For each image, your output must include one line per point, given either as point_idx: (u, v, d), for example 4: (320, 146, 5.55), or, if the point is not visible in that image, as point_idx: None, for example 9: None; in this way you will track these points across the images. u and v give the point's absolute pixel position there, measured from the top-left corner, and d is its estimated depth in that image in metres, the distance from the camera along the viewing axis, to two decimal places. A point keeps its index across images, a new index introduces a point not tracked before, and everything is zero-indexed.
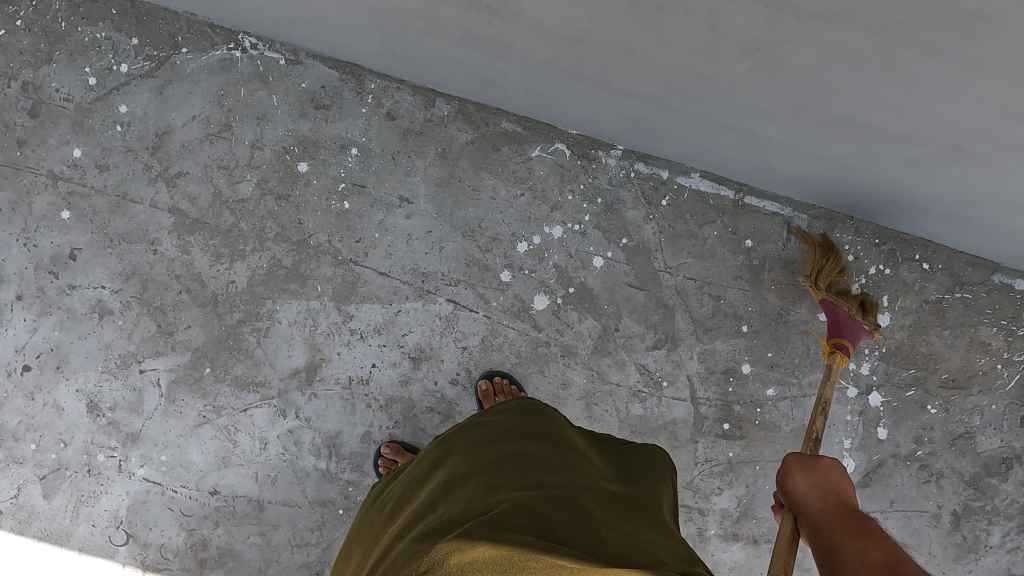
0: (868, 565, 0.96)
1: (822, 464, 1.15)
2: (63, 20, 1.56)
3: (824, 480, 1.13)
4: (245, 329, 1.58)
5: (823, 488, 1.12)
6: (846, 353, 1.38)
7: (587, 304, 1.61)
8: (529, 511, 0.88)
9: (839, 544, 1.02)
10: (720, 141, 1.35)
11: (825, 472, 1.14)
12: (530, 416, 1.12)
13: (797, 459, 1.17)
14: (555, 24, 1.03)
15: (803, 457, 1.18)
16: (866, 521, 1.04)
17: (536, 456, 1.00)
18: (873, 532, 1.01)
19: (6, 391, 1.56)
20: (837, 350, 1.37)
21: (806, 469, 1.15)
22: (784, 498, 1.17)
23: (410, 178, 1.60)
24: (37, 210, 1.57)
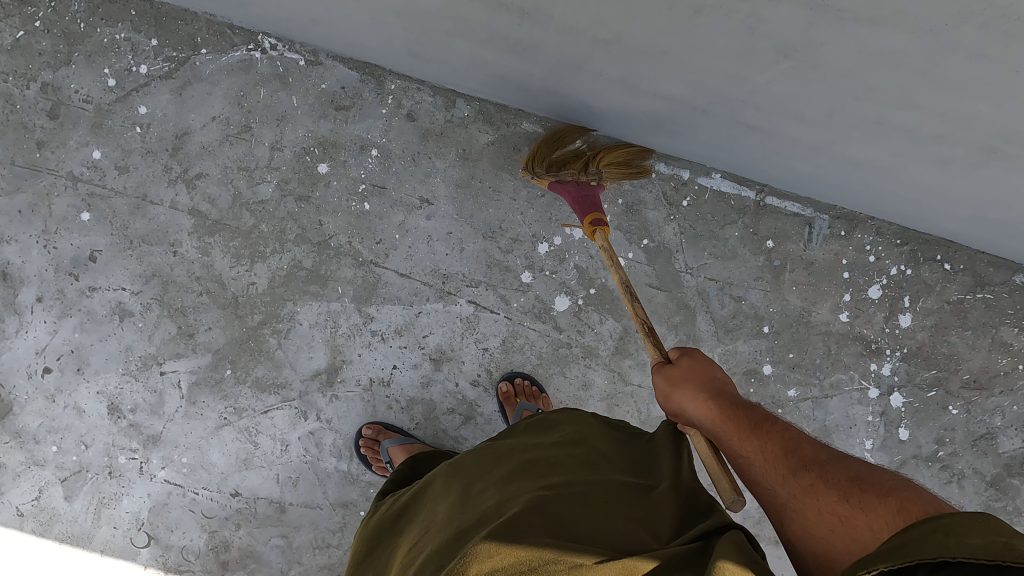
0: (776, 465, 0.81)
1: (688, 372, 0.95)
2: (81, 20, 1.56)
3: (700, 382, 0.94)
4: (265, 331, 1.58)
5: (700, 392, 0.92)
6: (605, 225, 1.34)
7: (609, 305, 1.61)
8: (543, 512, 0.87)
9: (737, 449, 0.86)
10: (743, 142, 1.34)
11: (697, 374, 0.94)
12: (543, 422, 1.11)
13: (665, 372, 0.97)
14: (588, 26, 1.02)
15: (669, 368, 0.98)
16: (757, 411, 0.87)
17: (549, 458, 0.99)
18: (767, 422, 0.85)
19: (27, 393, 1.56)
20: (596, 228, 1.32)
21: (681, 382, 0.95)
22: (670, 412, 0.98)
23: (431, 179, 1.59)
24: (56, 212, 1.56)
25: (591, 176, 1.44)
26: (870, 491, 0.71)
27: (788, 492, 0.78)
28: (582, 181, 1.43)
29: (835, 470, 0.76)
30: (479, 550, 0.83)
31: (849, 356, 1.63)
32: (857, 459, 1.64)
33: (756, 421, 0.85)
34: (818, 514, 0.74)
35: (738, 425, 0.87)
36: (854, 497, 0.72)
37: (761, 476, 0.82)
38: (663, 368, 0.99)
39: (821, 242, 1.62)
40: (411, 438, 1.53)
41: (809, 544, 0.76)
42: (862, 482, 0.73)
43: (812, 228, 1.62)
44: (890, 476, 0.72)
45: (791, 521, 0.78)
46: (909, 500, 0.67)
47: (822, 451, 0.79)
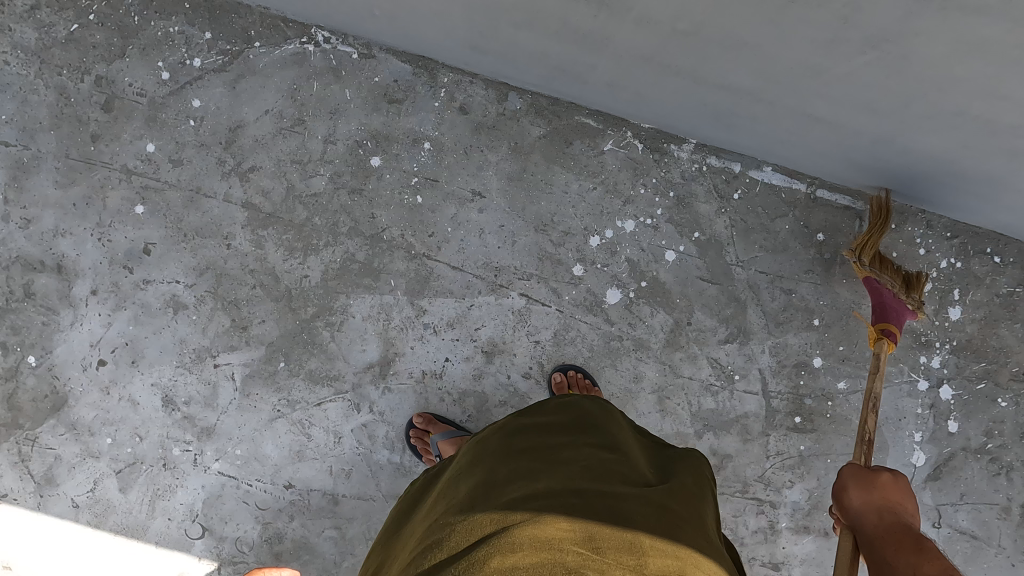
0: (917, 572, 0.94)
1: (879, 479, 1.17)
2: (135, 14, 1.56)
3: (882, 495, 1.15)
4: (318, 324, 1.59)
5: (874, 500, 1.14)
6: (894, 337, 1.35)
7: (660, 298, 1.61)
8: (572, 517, 0.83)
9: (887, 554, 1.02)
10: (805, 135, 1.34)
11: (886, 488, 1.15)
12: (573, 420, 1.08)
13: (853, 470, 1.20)
14: (668, 17, 1.03)
15: (863, 471, 1.20)
16: (919, 535, 1.03)
17: (581, 460, 0.97)
18: (925, 544, 0.99)
19: (82, 385, 1.57)
20: (882, 339, 1.33)
21: (860, 484, 1.17)
22: (842, 514, 1.18)
23: (483, 172, 1.60)
24: (110, 205, 1.57)
25: (911, 299, 1.40)
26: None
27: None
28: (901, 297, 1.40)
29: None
30: (501, 544, 0.80)
31: (899, 348, 1.64)
32: (906, 451, 1.64)
33: (917, 542, 1.01)
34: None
35: (896, 533, 1.05)
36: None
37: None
38: (857, 467, 1.22)
39: None
40: (460, 432, 1.52)
41: None
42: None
43: (862, 221, 1.62)
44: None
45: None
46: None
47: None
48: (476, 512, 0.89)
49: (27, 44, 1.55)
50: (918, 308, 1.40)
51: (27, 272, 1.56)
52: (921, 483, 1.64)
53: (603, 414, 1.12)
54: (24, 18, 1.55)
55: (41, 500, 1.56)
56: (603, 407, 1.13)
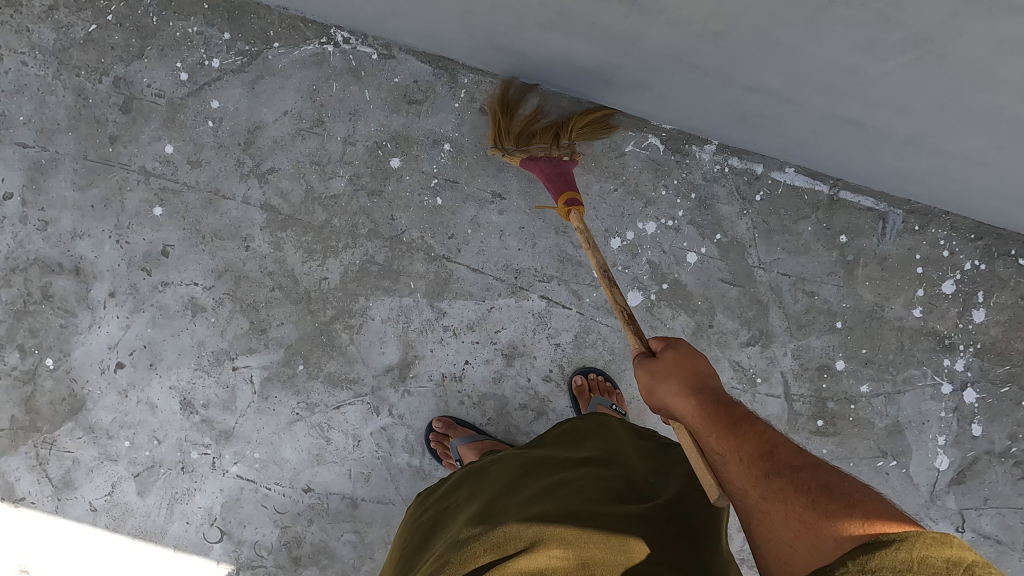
0: (749, 466, 0.80)
1: (668, 358, 0.96)
2: (154, 14, 1.55)
3: (682, 377, 0.93)
4: (337, 327, 1.57)
5: (681, 388, 0.92)
6: (579, 205, 1.34)
7: (681, 300, 1.60)
8: (564, 544, 0.88)
9: (712, 445, 0.85)
10: (831, 135, 1.32)
11: (680, 369, 0.94)
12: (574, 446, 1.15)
13: (648, 367, 0.97)
14: (701, 17, 1.01)
15: (652, 362, 0.98)
16: (734, 410, 0.86)
17: (577, 483, 1.01)
18: (744, 421, 0.84)
19: (100, 388, 1.56)
20: (570, 208, 1.32)
21: (661, 377, 0.95)
22: (654, 407, 0.97)
23: (503, 173, 1.59)
24: (129, 207, 1.56)
25: (562, 151, 1.45)
26: (841, 501, 0.69)
27: (759, 494, 0.77)
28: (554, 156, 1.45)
29: (806, 476, 0.74)
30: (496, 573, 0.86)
31: (922, 351, 1.62)
32: (930, 455, 1.62)
33: (733, 420, 0.85)
34: (781, 518, 0.74)
35: (711, 422, 0.87)
36: (820, 505, 0.71)
37: (734, 475, 0.82)
38: (647, 360, 0.98)
39: (895, 236, 1.61)
40: (481, 436, 1.51)
41: (773, 542, 0.75)
42: (831, 491, 0.71)
43: (885, 223, 1.61)
44: (864, 489, 0.70)
45: (756, 524, 0.77)
46: (875, 514, 0.66)
47: (797, 455, 0.78)
48: (472, 543, 0.94)
49: (45, 45, 1.55)
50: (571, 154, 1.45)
51: (45, 274, 1.55)
52: (945, 488, 1.62)
53: (603, 436, 1.17)
54: (41, 18, 1.54)
55: (59, 503, 1.55)
56: (601, 423, 1.21)
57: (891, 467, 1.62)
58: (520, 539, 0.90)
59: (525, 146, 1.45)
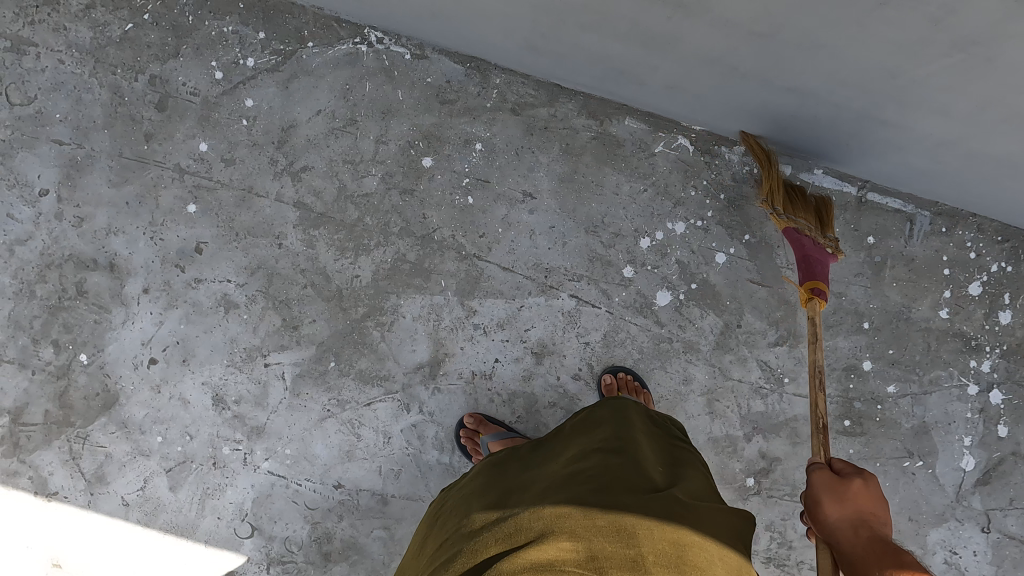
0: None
1: (851, 487, 1.02)
2: (190, 13, 1.57)
3: (857, 509, 0.99)
4: (369, 324, 1.59)
5: (850, 514, 0.98)
6: (824, 297, 1.30)
7: (710, 300, 1.61)
8: (574, 537, 0.90)
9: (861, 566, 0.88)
10: (865, 137, 1.33)
11: (859, 500, 1.00)
12: (586, 427, 1.15)
13: (827, 479, 1.05)
14: (747, 19, 1.03)
15: (832, 479, 1.05)
16: (900, 550, 0.88)
17: (590, 470, 1.02)
18: (910, 562, 0.84)
19: (133, 384, 1.57)
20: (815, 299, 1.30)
21: (834, 496, 1.02)
22: (819, 532, 1.01)
23: (534, 173, 1.60)
24: (163, 204, 1.57)
25: (828, 242, 1.39)
26: None
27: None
28: (820, 243, 1.38)
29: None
30: (505, 566, 0.89)
31: (949, 352, 1.63)
32: (956, 455, 1.63)
33: (896, 555, 0.87)
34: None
35: (876, 551, 0.90)
36: None
37: None
38: (829, 475, 1.06)
39: (922, 238, 1.62)
40: (511, 434, 1.51)
41: None
42: None
43: (913, 225, 1.62)
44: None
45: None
46: None
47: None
48: (484, 530, 0.97)
49: (82, 44, 1.56)
50: (836, 250, 1.39)
51: (79, 270, 1.56)
52: (971, 488, 1.63)
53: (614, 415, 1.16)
54: (79, 17, 1.56)
55: (92, 498, 1.56)
56: (621, 410, 1.17)
57: (918, 467, 1.63)
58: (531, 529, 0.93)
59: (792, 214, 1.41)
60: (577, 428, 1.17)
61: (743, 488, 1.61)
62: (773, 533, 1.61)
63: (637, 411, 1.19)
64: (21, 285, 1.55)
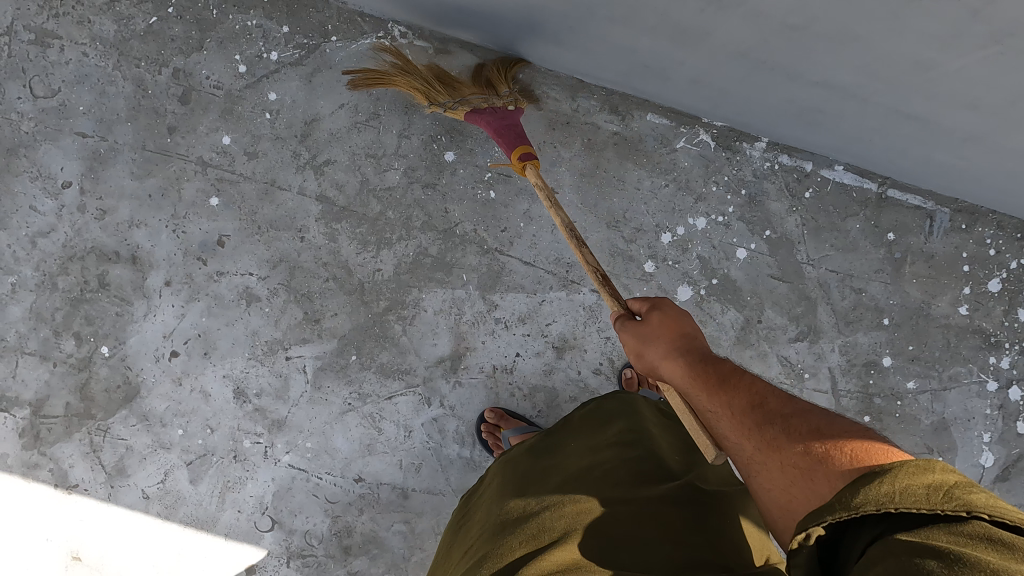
0: (742, 419, 0.78)
1: (654, 322, 0.94)
2: (213, 7, 1.57)
3: (667, 338, 0.92)
4: (390, 317, 1.59)
5: (668, 349, 0.91)
6: (534, 157, 1.28)
7: (731, 295, 1.62)
8: (598, 530, 0.88)
9: (703, 403, 0.85)
10: (891, 132, 1.34)
11: (667, 330, 0.93)
12: (595, 421, 1.13)
13: (636, 329, 0.96)
14: (780, 12, 1.04)
15: (638, 325, 0.96)
16: (721, 365, 0.85)
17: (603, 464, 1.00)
18: (733, 377, 0.83)
19: (154, 376, 1.57)
20: (526, 163, 1.27)
21: (650, 338, 0.94)
22: (647, 372, 0.96)
23: (556, 168, 1.60)
24: (186, 197, 1.57)
25: (505, 100, 1.41)
26: (836, 445, 0.66)
27: (753, 445, 0.75)
28: (499, 106, 1.40)
29: (799, 423, 0.72)
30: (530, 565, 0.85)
31: (968, 349, 1.63)
32: (976, 452, 1.63)
33: (722, 377, 0.84)
34: (774, 466, 0.71)
35: (696, 374, 0.87)
36: (814, 448, 0.68)
37: (728, 433, 0.80)
38: (635, 324, 0.97)
39: (942, 234, 1.63)
40: (531, 428, 1.51)
41: (773, 499, 0.72)
42: (822, 434, 0.69)
43: (933, 222, 1.63)
44: (853, 427, 0.68)
45: (751, 474, 0.75)
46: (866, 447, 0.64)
47: (787, 404, 0.76)
48: (503, 535, 0.93)
49: (106, 36, 1.57)
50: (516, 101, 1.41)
51: (102, 262, 1.56)
52: (990, 485, 1.63)
53: (622, 408, 1.15)
54: (103, 10, 1.56)
55: (112, 490, 1.56)
56: (628, 401, 1.16)
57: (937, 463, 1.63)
58: (554, 529, 0.89)
59: (462, 99, 1.43)
60: (584, 423, 1.15)
61: None
62: None
63: (645, 404, 1.18)
64: (43, 277, 1.55)
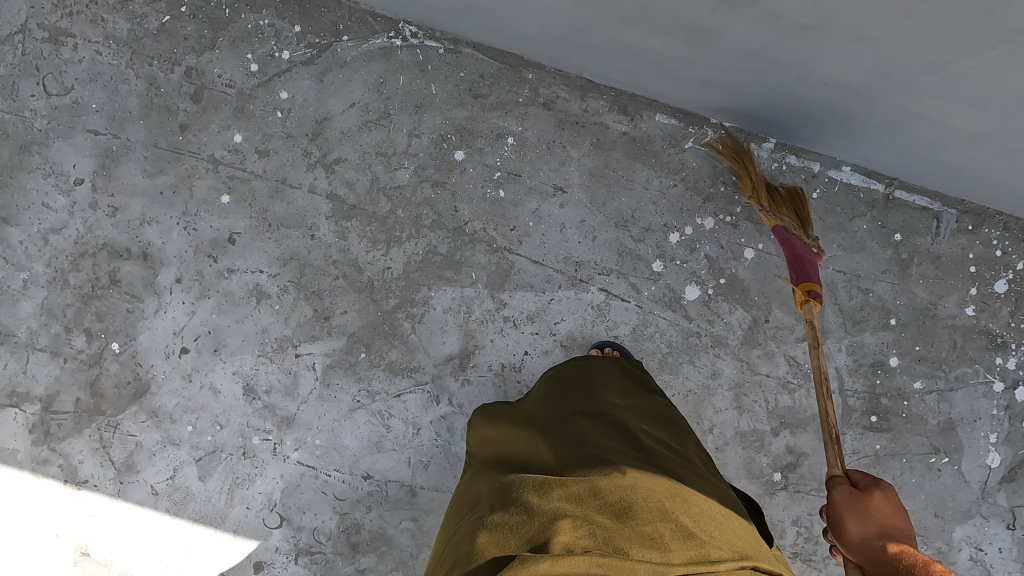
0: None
1: (873, 501, 1.01)
2: (226, 6, 1.59)
3: (882, 523, 0.98)
4: (399, 315, 1.59)
5: (880, 529, 0.97)
6: (819, 297, 1.30)
7: (738, 295, 1.62)
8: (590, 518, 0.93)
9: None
10: (900, 133, 1.36)
11: (883, 514, 0.99)
12: (570, 398, 1.20)
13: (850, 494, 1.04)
14: (792, 12, 1.05)
15: (855, 494, 1.03)
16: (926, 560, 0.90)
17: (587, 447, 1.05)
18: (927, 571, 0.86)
19: (164, 373, 1.58)
20: (808, 301, 1.30)
21: (859, 508, 1.01)
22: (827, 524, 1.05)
23: (565, 167, 1.61)
24: (197, 195, 1.58)
25: (814, 243, 1.41)
26: None
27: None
28: (807, 243, 1.40)
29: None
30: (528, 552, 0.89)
31: (975, 349, 1.64)
32: (982, 452, 1.64)
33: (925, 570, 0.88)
34: None
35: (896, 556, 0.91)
36: None
37: None
38: (850, 489, 1.04)
39: (948, 235, 1.64)
40: None
41: None
42: None
43: (939, 222, 1.64)
44: None
45: None
46: None
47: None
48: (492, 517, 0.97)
49: (119, 35, 1.58)
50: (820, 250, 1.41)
51: (113, 259, 1.57)
52: (996, 485, 1.63)
53: (594, 383, 1.22)
54: (116, 9, 1.58)
55: (121, 486, 1.57)
56: (598, 375, 1.24)
57: (944, 463, 1.63)
58: (546, 514, 0.93)
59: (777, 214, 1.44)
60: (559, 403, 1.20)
61: (768, 481, 1.62)
62: (799, 527, 1.61)
63: (613, 372, 1.26)
64: (54, 274, 1.56)
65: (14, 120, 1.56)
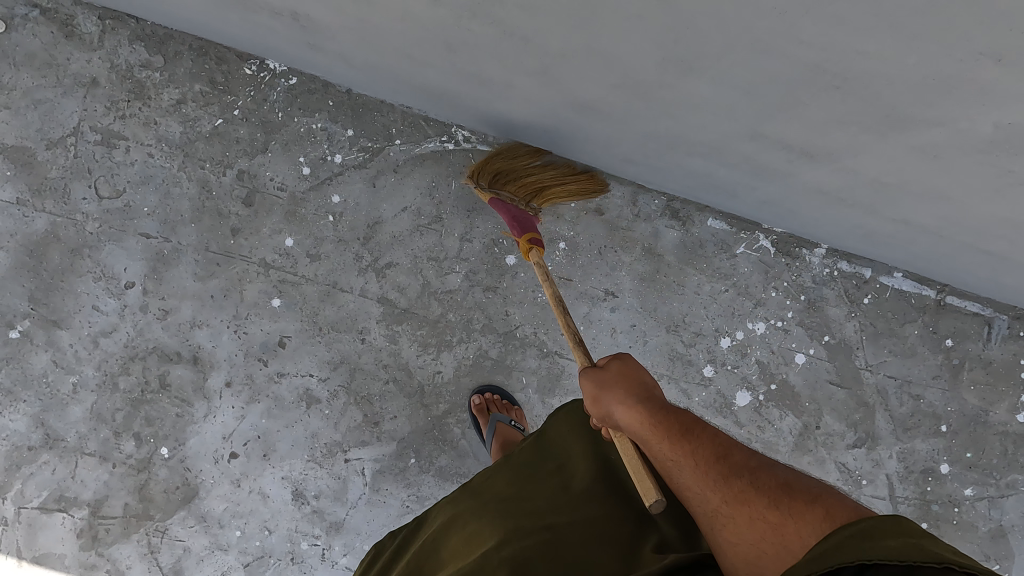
0: (699, 466, 0.78)
1: (615, 371, 0.93)
2: (279, 110, 1.58)
3: (631, 387, 0.90)
4: (450, 421, 1.59)
5: (627, 396, 0.89)
6: (540, 245, 1.35)
7: (790, 401, 1.62)
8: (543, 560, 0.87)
9: (661, 452, 0.83)
10: (960, 258, 1.35)
11: (626, 379, 0.91)
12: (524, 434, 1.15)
13: (601, 374, 0.93)
14: (874, 173, 1.04)
15: (598, 372, 0.94)
16: (681, 411, 0.85)
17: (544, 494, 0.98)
18: (695, 428, 0.82)
19: (213, 478, 1.57)
20: (534, 247, 1.33)
21: (615, 379, 0.92)
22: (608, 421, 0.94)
23: (616, 272, 1.61)
24: (248, 298, 1.57)
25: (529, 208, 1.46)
26: (802, 498, 0.69)
27: (716, 497, 0.76)
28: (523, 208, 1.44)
29: (764, 477, 0.74)
30: None
31: None
32: None
33: (683, 426, 0.83)
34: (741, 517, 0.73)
35: (661, 422, 0.84)
36: (784, 504, 0.70)
37: (688, 480, 0.79)
38: (594, 371, 0.95)
39: (1000, 341, 1.63)
40: None
41: (742, 553, 0.73)
42: (791, 489, 0.71)
43: (991, 328, 1.63)
44: (818, 485, 0.71)
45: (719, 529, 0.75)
46: (835, 507, 0.67)
47: (752, 457, 0.77)
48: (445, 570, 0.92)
49: (171, 138, 1.57)
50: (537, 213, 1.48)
51: (163, 363, 1.57)
52: None
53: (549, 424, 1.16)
54: (169, 112, 1.57)
55: None
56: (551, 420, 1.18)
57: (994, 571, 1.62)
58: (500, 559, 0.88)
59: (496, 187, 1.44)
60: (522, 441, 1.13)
61: None
62: None
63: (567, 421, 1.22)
64: (104, 378, 1.56)
65: (66, 224, 1.55)
